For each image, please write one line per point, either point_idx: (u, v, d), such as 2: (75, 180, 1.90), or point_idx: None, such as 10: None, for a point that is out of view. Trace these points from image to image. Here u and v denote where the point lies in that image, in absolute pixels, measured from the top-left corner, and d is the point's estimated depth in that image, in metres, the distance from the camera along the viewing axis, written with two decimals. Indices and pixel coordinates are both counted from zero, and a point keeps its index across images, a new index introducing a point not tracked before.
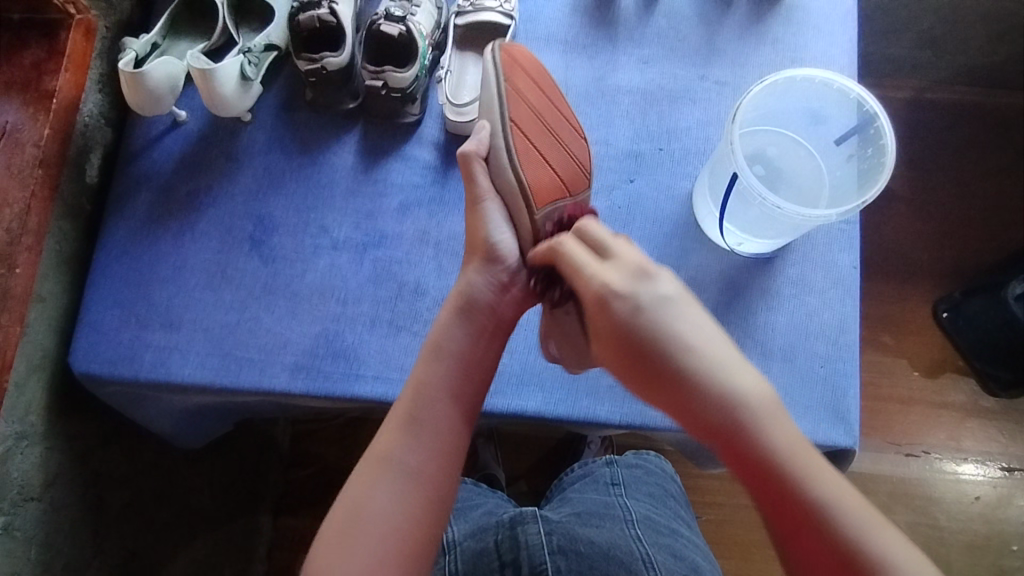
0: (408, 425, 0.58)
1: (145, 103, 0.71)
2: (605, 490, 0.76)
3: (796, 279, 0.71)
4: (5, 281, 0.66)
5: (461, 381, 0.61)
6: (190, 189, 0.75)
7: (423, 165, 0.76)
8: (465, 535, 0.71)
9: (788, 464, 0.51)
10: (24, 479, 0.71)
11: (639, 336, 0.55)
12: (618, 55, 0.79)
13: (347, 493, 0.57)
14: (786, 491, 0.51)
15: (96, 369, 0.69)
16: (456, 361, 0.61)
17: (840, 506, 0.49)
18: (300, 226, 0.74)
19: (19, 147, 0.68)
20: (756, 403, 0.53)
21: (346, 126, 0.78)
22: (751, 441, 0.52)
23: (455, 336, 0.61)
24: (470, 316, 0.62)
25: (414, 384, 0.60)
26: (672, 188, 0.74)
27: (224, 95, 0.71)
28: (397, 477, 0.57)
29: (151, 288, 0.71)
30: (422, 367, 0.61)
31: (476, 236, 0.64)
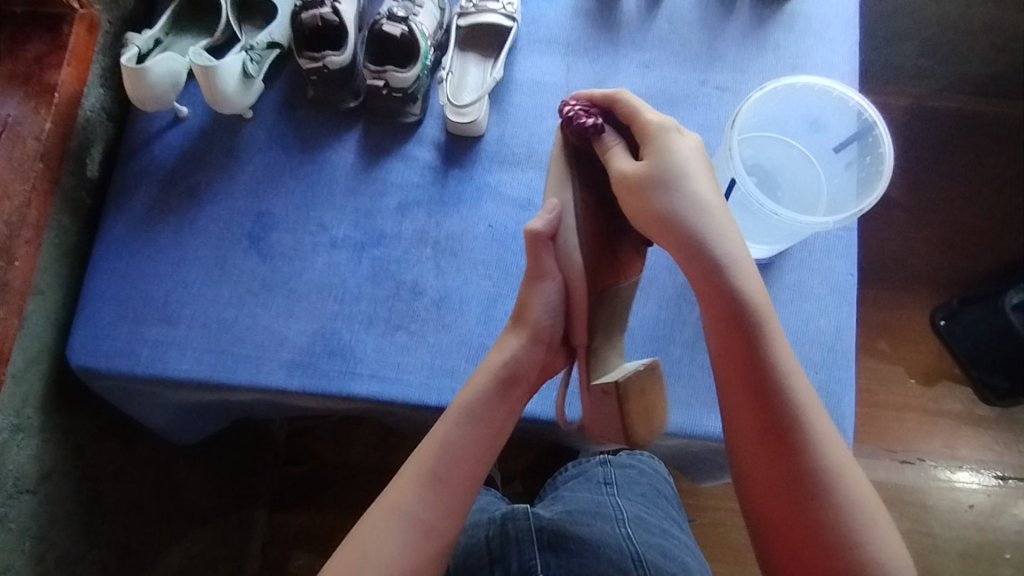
0: (427, 480, 0.58)
1: (146, 98, 0.71)
2: (597, 489, 0.76)
3: (793, 285, 0.71)
4: (4, 273, 0.66)
5: (485, 446, 0.60)
6: (190, 185, 0.75)
7: (423, 165, 0.76)
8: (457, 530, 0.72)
9: (751, 316, 0.58)
10: (21, 470, 0.71)
11: (676, 174, 0.59)
12: (619, 59, 0.79)
13: (354, 535, 0.57)
14: (747, 343, 0.57)
15: (93, 362, 0.69)
16: (483, 424, 0.60)
17: (789, 370, 0.57)
18: (299, 223, 0.74)
19: (20, 140, 0.68)
20: (747, 270, 0.59)
21: (346, 124, 0.78)
22: (725, 297, 0.58)
23: (486, 402, 0.60)
24: (510, 387, 0.61)
25: (437, 439, 0.59)
26: None
27: (226, 93, 0.71)
28: (406, 531, 0.56)
29: (150, 282, 0.72)
30: (449, 425, 0.60)
31: (526, 312, 0.61)
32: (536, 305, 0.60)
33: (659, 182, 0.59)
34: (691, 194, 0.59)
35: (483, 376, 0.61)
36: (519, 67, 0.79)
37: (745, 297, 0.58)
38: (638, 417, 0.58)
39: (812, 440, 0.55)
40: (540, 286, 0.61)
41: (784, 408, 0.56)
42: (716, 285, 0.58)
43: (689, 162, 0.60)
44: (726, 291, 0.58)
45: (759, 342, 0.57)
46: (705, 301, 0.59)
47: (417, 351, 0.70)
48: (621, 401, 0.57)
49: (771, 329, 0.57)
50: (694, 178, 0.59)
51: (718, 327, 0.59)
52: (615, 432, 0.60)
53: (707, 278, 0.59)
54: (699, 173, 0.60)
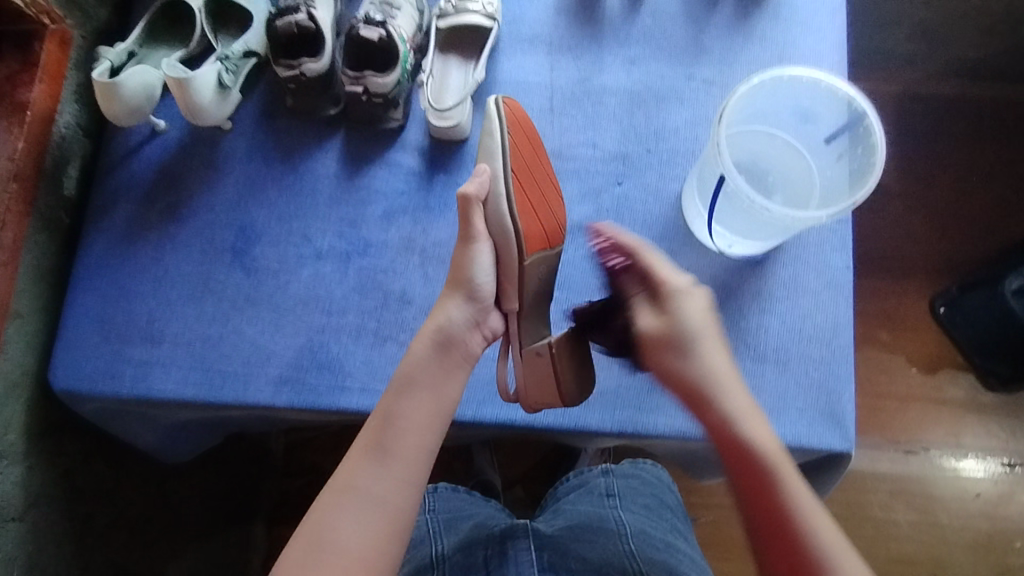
0: (375, 453, 0.56)
1: (120, 112, 0.69)
2: (600, 501, 0.75)
3: (788, 280, 0.70)
4: None
5: (432, 413, 0.59)
6: (170, 200, 0.73)
7: (407, 171, 0.74)
8: (455, 548, 0.71)
9: (770, 463, 0.57)
10: (6, 498, 0.69)
11: (693, 381, 0.60)
12: (604, 55, 0.78)
13: (310, 520, 0.55)
14: (769, 489, 0.56)
15: (76, 386, 0.68)
16: (428, 392, 0.59)
17: (808, 511, 0.56)
18: (282, 235, 0.72)
19: None
20: (754, 414, 0.59)
21: (328, 131, 0.76)
22: (743, 449, 0.58)
23: (422, 368, 0.59)
24: (446, 349, 0.60)
25: (381, 413, 0.58)
26: (661, 189, 0.73)
27: (201, 104, 0.69)
28: (360, 508, 0.54)
29: (132, 300, 0.70)
30: (392, 396, 0.59)
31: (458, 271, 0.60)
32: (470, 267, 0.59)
33: (677, 339, 0.60)
34: (695, 332, 0.60)
35: (420, 342, 0.60)
36: (502, 68, 0.78)
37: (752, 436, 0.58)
38: (570, 377, 0.63)
39: None
40: (471, 248, 0.59)
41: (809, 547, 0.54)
42: (727, 431, 0.59)
43: (700, 319, 0.61)
44: (739, 444, 0.58)
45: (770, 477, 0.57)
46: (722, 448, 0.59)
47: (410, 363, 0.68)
48: (555, 361, 0.61)
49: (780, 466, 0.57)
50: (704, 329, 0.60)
51: (741, 462, 0.58)
52: (550, 396, 0.63)
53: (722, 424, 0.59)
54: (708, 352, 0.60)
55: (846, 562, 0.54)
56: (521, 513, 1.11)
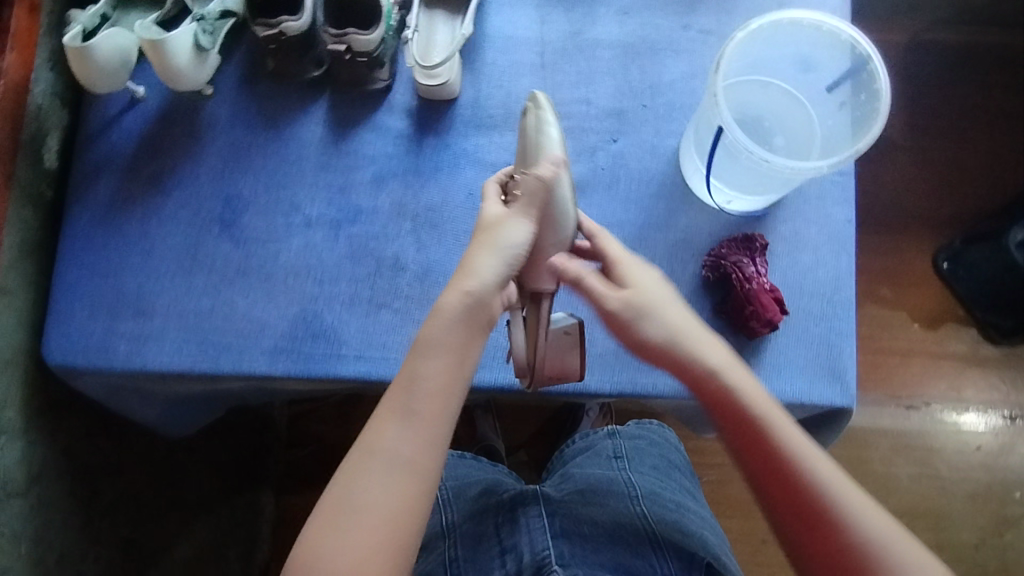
0: (400, 417, 0.54)
1: (96, 79, 0.65)
2: (608, 463, 0.75)
3: (789, 236, 0.68)
4: None
5: (457, 372, 0.55)
6: (154, 171, 0.71)
7: (395, 134, 0.72)
8: (464, 517, 0.71)
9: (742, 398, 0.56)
10: (10, 471, 0.69)
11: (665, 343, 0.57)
12: (596, 7, 0.74)
13: (338, 480, 0.54)
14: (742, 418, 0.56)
15: (71, 361, 0.68)
16: (452, 351, 0.55)
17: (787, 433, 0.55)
18: (270, 203, 0.71)
19: None
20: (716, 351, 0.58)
21: (311, 94, 0.73)
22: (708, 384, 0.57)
23: (444, 330, 0.54)
24: (474, 315, 0.54)
25: (404, 377, 0.55)
26: (658, 146, 0.71)
27: (178, 68, 0.65)
28: (387, 472, 0.53)
29: (122, 275, 0.69)
30: (414, 358, 0.55)
31: (501, 236, 0.55)
32: (521, 232, 0.55)
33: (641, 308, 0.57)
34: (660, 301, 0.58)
35: (451, 301, 0.55)
36: (491, 21, 0.74)
37: (810, 477, 0.54)
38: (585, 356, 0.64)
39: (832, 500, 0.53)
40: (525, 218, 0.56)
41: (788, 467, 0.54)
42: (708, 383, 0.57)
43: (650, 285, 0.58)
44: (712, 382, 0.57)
45: (819, 517, 0.53)
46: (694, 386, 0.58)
47: (405, 330, 0.68)
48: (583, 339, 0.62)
49: (852, 508, 0.53)
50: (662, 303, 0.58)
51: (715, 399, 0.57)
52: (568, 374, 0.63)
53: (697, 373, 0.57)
54: (759, 396, 0.57)
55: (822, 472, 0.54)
56: (525, 477, 1.12)
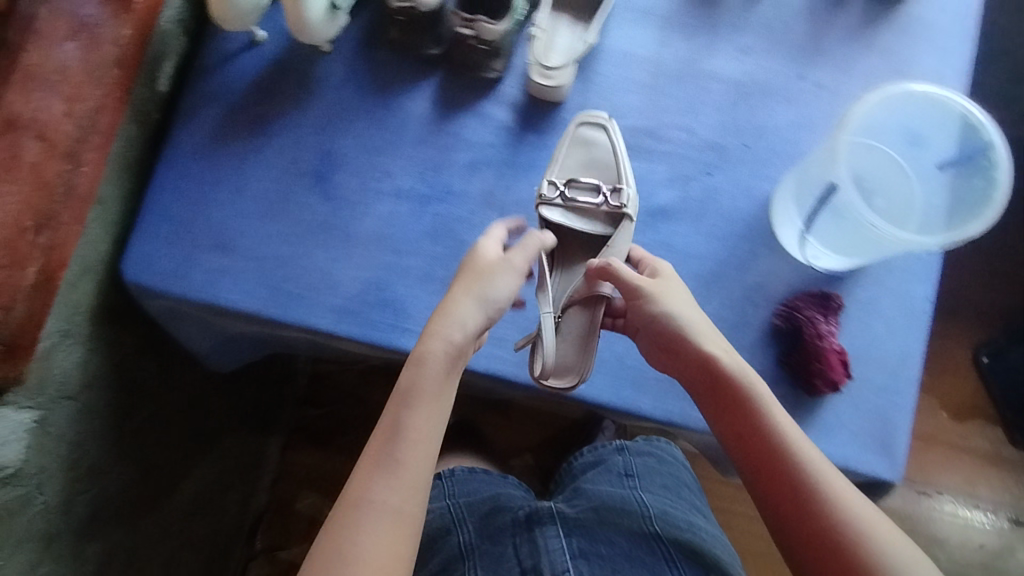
0: (382, 464, 0.57)
1: (229, 16, 0.66)
2: (619, 481, 0.77)
3: (865, 303, 0.68)
4: (69, 176, 0.63)
5: (437, 419, 0.59)
6: (260, 114, 0.73)
7: (498, 124, 0.73)
8: (480, 537, 0.73)
9: (740, 388, 0.61)
10: (65, 375, 0.69)
11: (675, 329, 0.62)
12: (717, 40, 0.75)
13: (327, 533, 0.56)
14: (744, 411, 0.61)
15: (146, 280, 0.69)
16: (432, 402, 0.59)
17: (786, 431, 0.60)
18: (365, 167, 0.72)
19: (99, 44, 0.64)
20: (720, 344, 0.63)
21: (423, 71, 0.74)
22: (711, 374, 0.61)
23: (422, 380, 0.59)
24: (454, 365, 0.60)
25: (389, 424, 0.59)
26: (752, 188, 0.71)
27: (310, 24, 0.66)
28: (377, 516, 0.55)
29: (210, 208, 0.71)
30: (398, 407, 0.59)
31: (481, 293, 0.60)
32: (499, 287, 0.61)
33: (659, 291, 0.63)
34: (678, 291, 0.64)
35: (437, 347, 0.59)
36: (612, 34, 0.75)
37: (808, 472, 0.58)
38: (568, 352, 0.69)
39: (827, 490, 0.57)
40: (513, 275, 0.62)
41: (784, 460, 0.59)
42: (711, 375, 0.61)
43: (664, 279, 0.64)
44: (716, 372, 0.61)
45: (819, 515, 0.57)
46: (696, 377, 0.62)
47: None
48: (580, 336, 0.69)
49: (838, 495, 0.57)
50: (678, 293, 0.64)
51: (715, 390, 0.62)
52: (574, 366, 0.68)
53: (702, 365, 0.61)
54: (760, 392, 0.61)
55: (820, 467, 0.59)
56: (531, 481, 1.13)
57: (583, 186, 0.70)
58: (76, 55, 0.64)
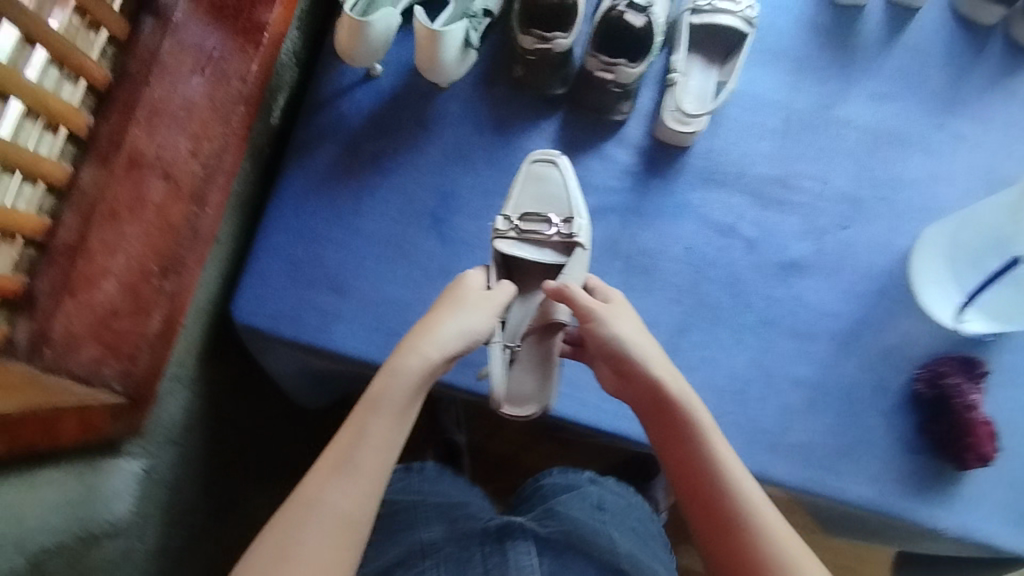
0: (345, 468, 0.49)
1: (358, 53, 0.63)
2: (591, 513, 0.65)
3: (1013, 369, 0.65)
4: (194, 219, 0.60)
5: (400, 437, 0.52)
6: (376, 151, 0.70)
7: (621, 168, 0.70)
8: (446, 538, 0.61)
9: (688, 416, 0.55)
10: (171, 420, 0.67)
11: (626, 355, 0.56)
12: (849, 85, 0.72)
13: (263, 537, 0.46)
14: (686, 439, 0.54)
15: (259, 323, 0.66)
16: (397, 415, 0.52)
17: (732, 464, 0.53)
18: (485, 210, 0.69)
19: (225, 79, 0.61)
20: (675, 372, 0.57)
21: (545, 110, 0.71)
22: (656, 398, 0.56)
23: (393, 391, 0.52)
24: (422, 384, 0.53)
25: (352, 429, 0.51)
26: (888, 243, 0.69)
27: (443, 63, 0.63)
28: (326, 524, 0.46)
29: (326, 248, 0.68)
30: (362, 412, 0.51)
31: (454, 323, 0.56)
32: (466, 317, 0.56)
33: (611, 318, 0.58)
34: (633, 323, 0.58)
35: (413, 362, 0.53)
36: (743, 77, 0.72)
37: (750, 507, 0.50)
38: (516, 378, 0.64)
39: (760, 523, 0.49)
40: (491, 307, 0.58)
41: (721, 494, 0.51)
42: (659, 401, 0.55)
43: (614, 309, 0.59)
44: (676, 400, 0.55)
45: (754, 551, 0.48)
46: (642, 402, 0.57)
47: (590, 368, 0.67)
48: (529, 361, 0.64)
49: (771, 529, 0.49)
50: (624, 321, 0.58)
51: (659, 418, 0.56)
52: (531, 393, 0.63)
53: (654, 393, 0.56)
54: (704, 418, 0.55)
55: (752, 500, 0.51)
56: None
57: (536, 218, 0.64)
58: (202, 92, 0.61)
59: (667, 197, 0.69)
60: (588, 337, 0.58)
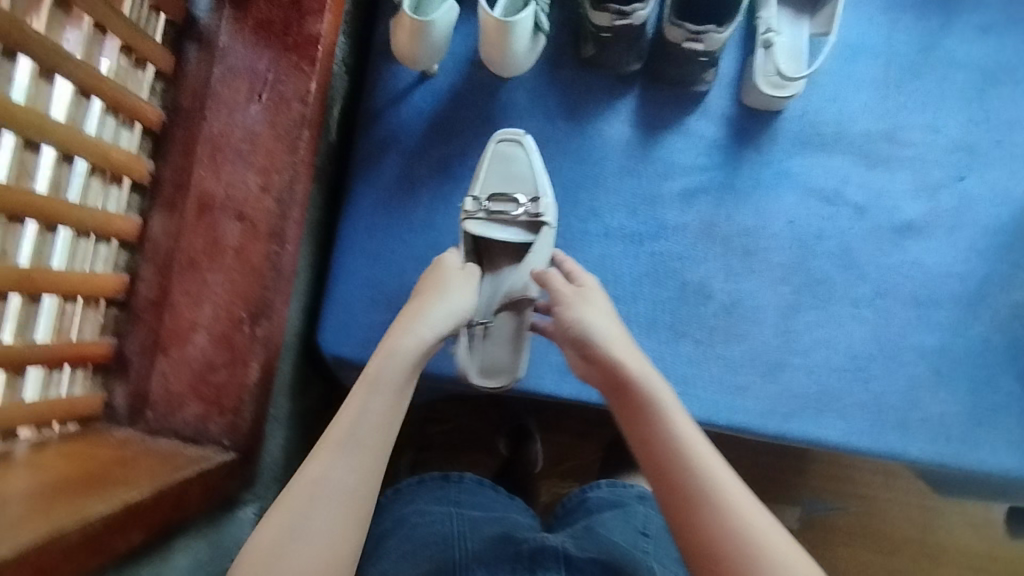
0: (344, 446, 0.44)
1: (422, 57, 0.59)
2: (633, 539, 0.60)
3: None
4: (275, 258, 0.56)
5: (398, 416, 0.47)
6: (444, 156, 0.66)
7: (708, 142, 0.65)
8: (476, 559, 0.55)
9: (649, 392, 0.49)
10: (273, 460, 0.65)
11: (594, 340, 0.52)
12: (953, 19, 0.65)
13: (266, 520, 0.42)
14: (647, 414, 0.48)
15: (349, 353, 0.63)
16: (396, 392, 0.47)
17: (696, 439, 0.46)
18: (568, 207, 0.65)
19: (285, 102, 0.56)
20: (638, 353, 0.52)
21: (618, 88, 0.66)
22: (618, 376, 0.50)
23: (392, 368, 0.48)
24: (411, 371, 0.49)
25: (344, 413, 0.46)
26: (1009, 191, 0.63)
27: (515, 54, 0.58)
28: (329, 507, 0.42)
29: (406, 267, 0.65)
30: (359, 394, 0.47)
31: (427, 305, 0.52)
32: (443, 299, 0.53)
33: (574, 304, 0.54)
34: (603, 310, 0.54)
35: (405, 345, 0.49)
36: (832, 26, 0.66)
37: (716, 483, 0.43)
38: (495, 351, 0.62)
39: (721, 500, 0.42)
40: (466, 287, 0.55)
41: (688, 472, 0.44)
42: (620, 380, 0.50)
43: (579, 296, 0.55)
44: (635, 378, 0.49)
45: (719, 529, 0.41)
46: (606, 383, 0.51)
47: (698, 361, 0.63)
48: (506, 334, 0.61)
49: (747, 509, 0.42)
50: (591, 310, 0.53)
51: (622, 396, 0.50)
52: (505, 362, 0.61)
53: (616, 371, 0.50)
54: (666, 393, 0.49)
55: (721, 478, 0.44)
56: None
57: (502, 200, 0.61)
58: (264, 120, 0.57)
59: (763, 169, 0.64)
60: (559, 316, 0.54)
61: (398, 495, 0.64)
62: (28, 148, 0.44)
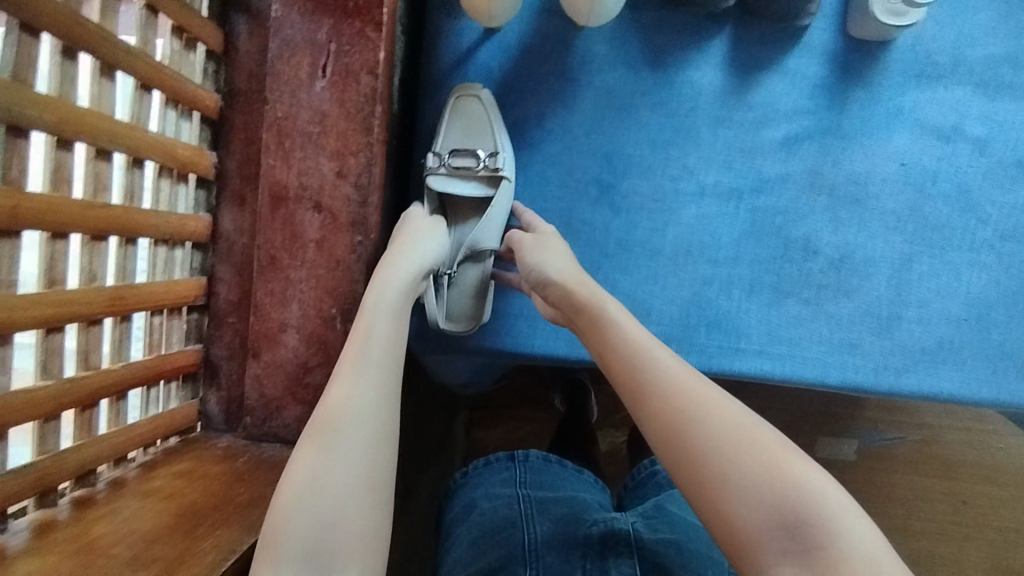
0: (360, 370, 0.42)
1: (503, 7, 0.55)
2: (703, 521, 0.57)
3: None
4: (359, 249, 0.52)
5: (402, 343, 0.46)
6: (518, 119, 0.60)
7: (810, 82, 0.59)
8: (547, 545, 0.52)
9: (601, 308, 0.47)
10: None
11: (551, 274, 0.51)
12: None
13: (297, 449, 0.39)
14: (603, 329, 0.46)
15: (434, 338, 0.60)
16: (397, 318, 0.46)
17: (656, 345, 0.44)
18: (657, 165, 0.60)
19: (353, 76, 0.51)
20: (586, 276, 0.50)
21: (708, 28, 0.59)
22: (572, 299, 0.48)
23: (388, 300, 0.46)
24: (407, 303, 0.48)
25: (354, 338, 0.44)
26: None
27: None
28: (361, 429, 0.40)
29: None
30: (365, 319, 0.45)
31: (405, 248, 0.51)
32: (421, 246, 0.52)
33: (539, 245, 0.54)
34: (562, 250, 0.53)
35: (397, 281, 0.48)
36: None
37: (676, 376, 0.40)
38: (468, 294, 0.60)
39: (682, 390, 0.39)
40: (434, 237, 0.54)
41: (646, 373, 0.41)
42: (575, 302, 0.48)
43: (540, 240, 0.54)
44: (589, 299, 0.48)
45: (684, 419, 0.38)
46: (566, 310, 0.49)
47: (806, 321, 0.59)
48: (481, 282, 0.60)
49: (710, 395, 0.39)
50: (551, 253, 0.53)
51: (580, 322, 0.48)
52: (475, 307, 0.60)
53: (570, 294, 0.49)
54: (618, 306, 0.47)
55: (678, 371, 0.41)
56: None
57: (463, 155, 0.59)
58: (333, 97, 0.51)
59: (873, 108, 0.58)
60: (523, 261, 0.53)
61: (465, 478, 0.60)
62: (100, 156, 0.40)
